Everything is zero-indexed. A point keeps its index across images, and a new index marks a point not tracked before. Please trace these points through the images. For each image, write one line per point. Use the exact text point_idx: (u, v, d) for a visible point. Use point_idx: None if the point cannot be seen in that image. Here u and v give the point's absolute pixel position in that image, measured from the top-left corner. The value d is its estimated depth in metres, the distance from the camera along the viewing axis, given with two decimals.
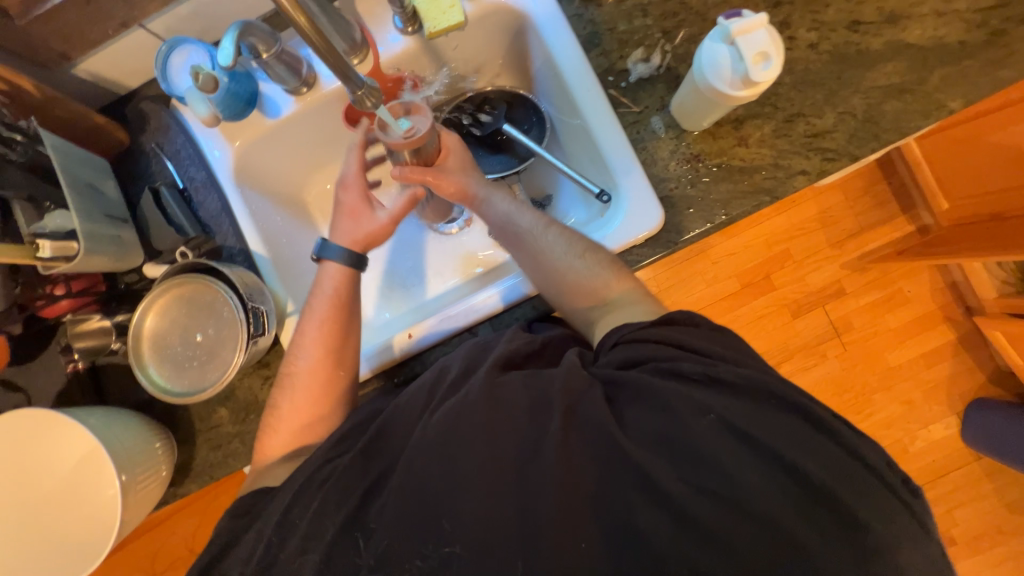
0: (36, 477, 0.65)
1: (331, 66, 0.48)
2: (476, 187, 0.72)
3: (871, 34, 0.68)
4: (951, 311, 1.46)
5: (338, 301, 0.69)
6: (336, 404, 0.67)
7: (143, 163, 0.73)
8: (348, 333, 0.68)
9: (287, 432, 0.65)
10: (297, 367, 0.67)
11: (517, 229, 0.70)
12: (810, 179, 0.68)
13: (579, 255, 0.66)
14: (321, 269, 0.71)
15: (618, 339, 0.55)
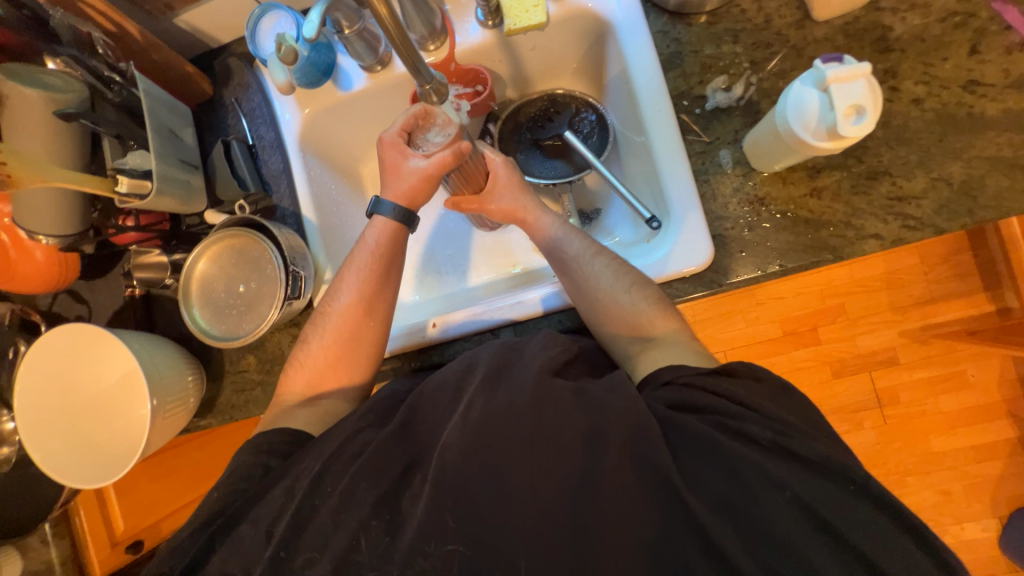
0: (83, 388, 0.71)
1: (402, 57, 0.48)
2: (529, 209, 0.72)
3: (989, 98, 0.61)
4: (1017, 407, 1.32)
5: (380, 255, 0.70)
6: (362, 351, 0.68)
7: (221, 116, 0.78)
8: (385, 286, 0.70)
9: (312, 368, 0.67)
10: (332, 308, 0.69)
11: (563, 252, 0.69)
12: (883, 246, 0.62)
13: (625, 291, 0.64)
14: (371, 222, 0.72)
15: (672, 378, 0.53)
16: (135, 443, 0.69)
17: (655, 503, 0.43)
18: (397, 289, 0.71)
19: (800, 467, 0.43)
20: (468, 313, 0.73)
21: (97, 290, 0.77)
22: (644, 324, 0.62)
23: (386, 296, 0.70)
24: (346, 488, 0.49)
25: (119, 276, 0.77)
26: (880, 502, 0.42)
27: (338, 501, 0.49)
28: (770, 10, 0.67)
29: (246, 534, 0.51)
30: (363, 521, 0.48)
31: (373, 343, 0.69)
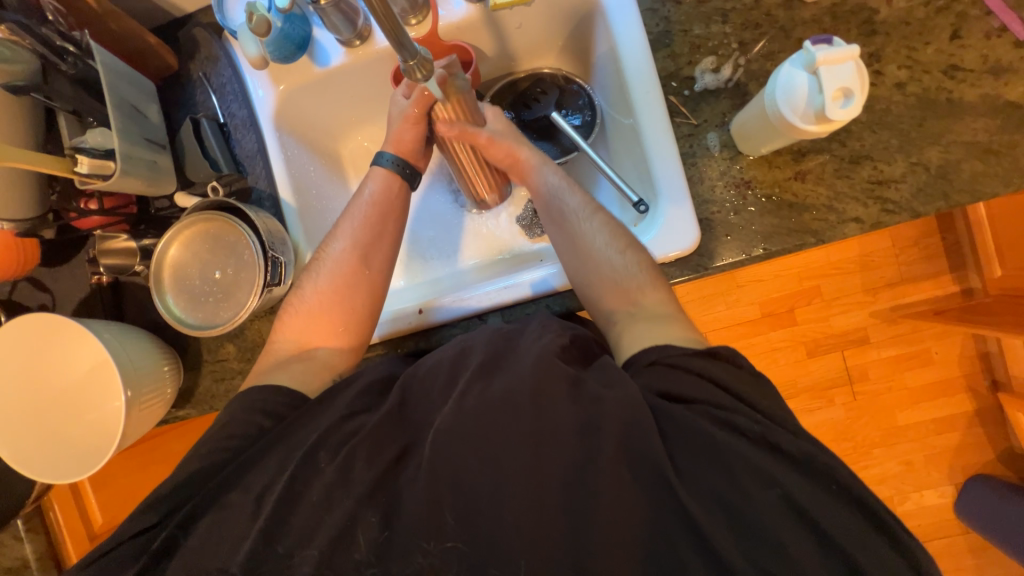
0: (45, 380, 0.68)
1: (386, 34, 0.46)
2: (528, 156, 0.72)
3: (967, 83, 0.62)
4: (976, 382, 1.39)
5: (376, 204, 0.71)
6: (355, 304, 0.68)
7: (188, 91, 0.73)
8: (384, 229, 0.71)
9: (307, 314, 0.67)
10: (328, 255, 0.70)
11: (560, 206, 0.69)
12: (862, 229, 0.64)
13: (620, 250, 0.65)
14: (370, 172, 0.74)
15: (656, 358, 0.54)
16: (111, 435, 0.67)
17: (639, 479, 0.45)
18: (394, 243, 0.72)
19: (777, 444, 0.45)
20: (455, 296, 0.73)
21: (59, 277, 0.73)
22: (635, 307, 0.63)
23: (384, 247, 0.71)
24: (334, 477, 0.49)
25: (83, 263, 0.73)
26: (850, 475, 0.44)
27: (326, 490, 0.48)
28: None
29: (237, 501, 0.50)
30: (350, 509, 0.47)
31: (368, 297, 0.69)
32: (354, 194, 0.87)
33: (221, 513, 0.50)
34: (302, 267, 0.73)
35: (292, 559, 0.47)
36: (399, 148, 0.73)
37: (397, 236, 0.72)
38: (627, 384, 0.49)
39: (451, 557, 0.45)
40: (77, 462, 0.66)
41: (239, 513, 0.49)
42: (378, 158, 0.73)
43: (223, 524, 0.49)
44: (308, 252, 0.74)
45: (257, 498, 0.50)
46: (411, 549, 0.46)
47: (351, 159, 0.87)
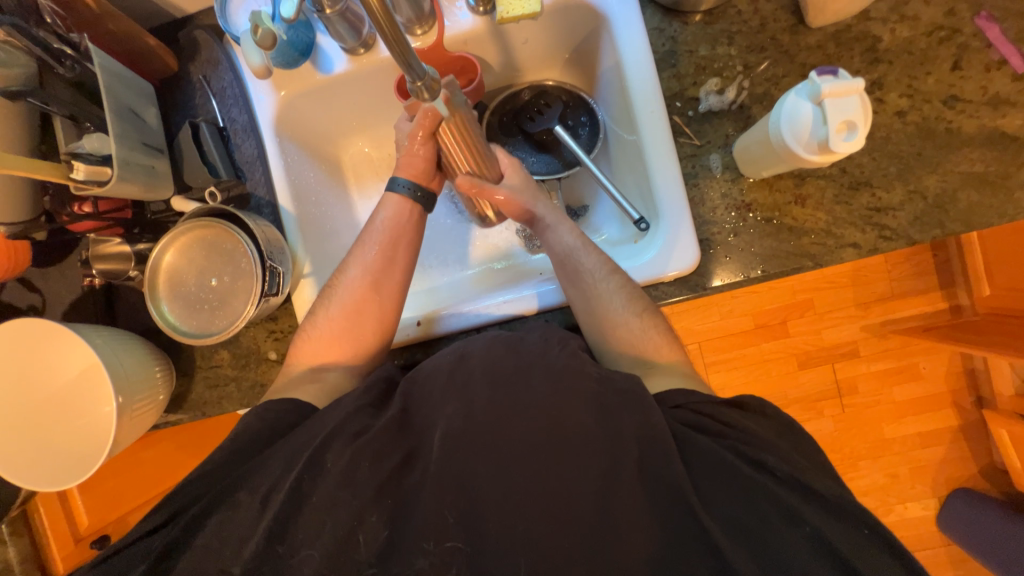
0: (33, 385, 0.66)
1: (395, 54, 0.45)
2: (542, 211, 0.71)
3: (966, 114, 0.63)
4: (961, 398, 1.42)
5: (387, 232, 0.71)
6: (367, 328, 0.68)
7: (187, 94, 0.72)
8: (396, 264, 0.71)
9: (318, 342, 0.67)
10: (340, 282, 0.70)
11: (577, 265, 0.68)
12: (859, 254, 0.64)
13: (636, 312, 0.65)
14: (384, 198, 0.72)
15: (683, 403, 0.54)
16: (102, 441, 0.66)
17: (635, 490, 0.46)
18: (406, 272, 0.71)
19: (767, 464, 0.47)
20: (454, 309, 0.72)
21: (49, 278, 0.72)
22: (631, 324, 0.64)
23: (401, 260, 0.71)
24: (332, 482, 0.49)
25: (75, 264, 0.72)
26: (831, 493, 0.46)
27: (325, 497, 0.49)
28: (766, 13, 0.67)
29: (243, 501, 0.50)
30: (347, 519, 0.48)
31: (379, 322, 0.69)
32: (353, 200, 0.86)
33: (225, 514, 0.50)
34: (300, 276, 0.73)
35: (292, 561, 0.47)
36: (413, 173, 0.70)
37: (411, 256, 0.71)
38: (647, 410, 0.50)
39: (450, 557, 0.46)
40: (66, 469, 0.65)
41: (242, 515, 0.49)
42: (394, 183, 0.71)
43: (229, 522, 0.49)
44: (305, 261, 0.73)
45: (261, 500, 0.50)
46: (411, 553, 0.46)
47: (352, 166, 0.87)
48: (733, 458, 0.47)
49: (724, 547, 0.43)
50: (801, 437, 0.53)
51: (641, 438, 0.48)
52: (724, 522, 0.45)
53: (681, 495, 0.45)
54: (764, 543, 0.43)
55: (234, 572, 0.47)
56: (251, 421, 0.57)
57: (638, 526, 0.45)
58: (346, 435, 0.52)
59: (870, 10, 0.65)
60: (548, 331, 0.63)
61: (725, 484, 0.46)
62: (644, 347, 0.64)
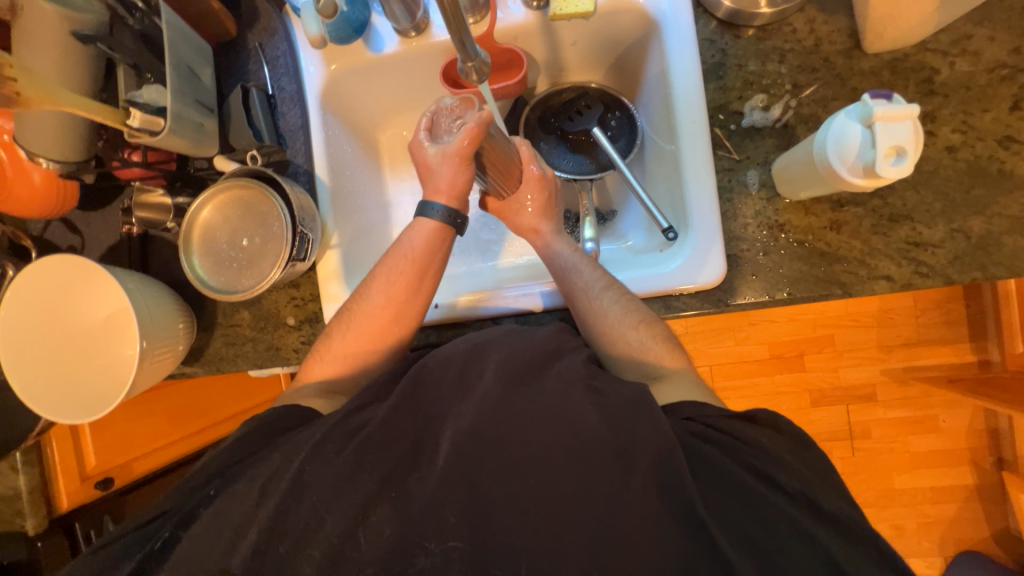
0: (64, 320, 0.69)
1: (450, 32, 0.47)
2: (545, 228, 0.72)
3: (1022, 156, 0.61)
4: (981, 457, 1.36)
5: (414, 261, 0.69)
6: (384, 350, 0.69)
7: (242, 59, 0.74)
8: (418, 293, 0.69)
9: (334, 362, 0.68)
10: (360, 306, 0.69)
11: (574, 282, 0.68)
12: (892, 288, 0.63)
13: (635, 325, 0.64)
14: (415, 223, 0.70)
15: (693, 415, 0.53)
16: (122, 383, 0.69)
17: (636, 494, 0.46)
18: (427, 300, 0.70)
19: (774, 479, 0.47)
20: (472, 296, 0.73)
21: (91, 223, 0.75)
22: (643, 337, 0.64)
23: (428, 284, 0.69)
24: (334, 470, 0.51)
25: (117, 212, 0.75)
26: (838, 516, 0.45)
27: (325, 492, 0.50)
28: (822, 34, 0.66)
29: (242, 491, 0.53)
30: (350, 508, 0.49)
31: (396, 344, 0.70)
32: (384, 180, 0.87)
33: (227, 502, 0.53)
34: (327, 246, 0.74)
35: (292, 539, 0.49)
36: (450, 197, 0.67)
37: (439, 275, 0.70)
38: (655, 416, 0.49)
39: (450, 556, 0.47)
40: (84, 405, 0.67)
41: (243, 500, 0.52)
42: (426, 207, 0.69)
43: (227, 511, 0.52)
44: (334, 232, 0.74)
45: (259, 491, 0.52)
46: (412, 551, 0.47)
47: (388, 146, 0.88)
48: (740, 471, 0.47)
49: (724, 560, 0.43)
50: (811, 457, 0.51)
51: (650, 447, 0.47)
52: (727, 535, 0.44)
53: (684, 501, 0.45)
54: (764, 561, 0.43)
55: (235, 565, 0.48)
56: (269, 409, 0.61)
57: (642, 534, 0.45)
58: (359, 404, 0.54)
59: (930, 41, 0.63)
60: (561, 331, 0.63)
61: (731, 500, 0.46)
62: (655, 355, 0.64)
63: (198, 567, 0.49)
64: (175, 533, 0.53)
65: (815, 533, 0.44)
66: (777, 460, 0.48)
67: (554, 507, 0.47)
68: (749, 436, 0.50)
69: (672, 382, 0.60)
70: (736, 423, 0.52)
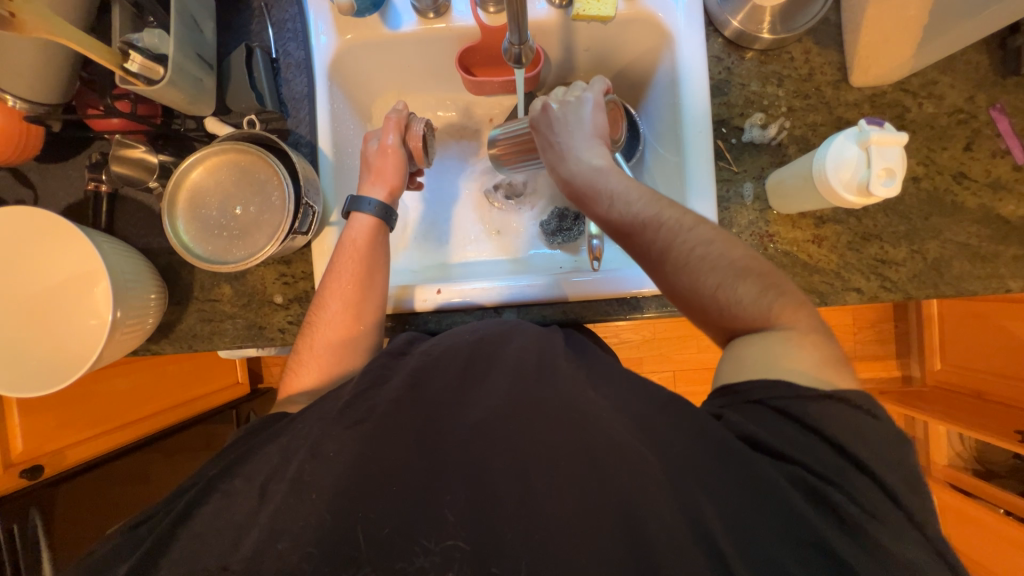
0: (19, 281, 0.62)
1: (511, 10, 0.49)
2: (608, 181, 0.65)
3: (971, 191, 0.70)
4: None
5: (358, 258, 0.67)
6: (353, 357, 0.65)
7: (245, 17, 0.70)
8: (369, 290, 0.67)
9: (305, 377, 0.63)
10: (319, 317, 0.65)
11: (652, 227, 0.59)
12: (861, 299, 0.70)
13: (714, 286, 0.55)
14: (350, 222, 0.69)
15: (761, 398, 0.49)
16: (86, 354, 0.63)
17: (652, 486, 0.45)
18: (382, 294, 0.68)
19: (835, 506, 0.42)
20: (471, 285, 0.72)
21: (50, 176, 0.67)
22: (709, 294, 0.55)
23: (376, 274, 0.67)
24: (339, 474, 0.47)
25: (82, 166, 0.67)
26: (895, 496, 0.43)
27: (325, 490, 0.46)
28: (815, 65, 0.72)
29: (239, 488, 0.49)
30: (348, 508, 0.46)
31: (366, 347, 0.66)
32: None
33: (223, 501, 0.49)
34: (326, 222, 0.71)
35: (282, 526, 0.45)
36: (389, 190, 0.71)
37: (385, 267, 0.68)
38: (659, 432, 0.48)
39: (451, 558, 0.43)
40: (44, 375, 0.60)
41: (237, 502, 0.48)
42: (359, 202, 0.69)
43: (225, 511, 0.48)
44: (334, 210, 0.72)
45: (259, 489, 0.48)
46: (411, 550, 0.43)
47: None
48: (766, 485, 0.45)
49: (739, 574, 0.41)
50: (885, 452, 0.45)
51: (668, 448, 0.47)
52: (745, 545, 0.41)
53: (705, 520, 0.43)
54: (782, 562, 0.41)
55: (234, 565, 0.44)
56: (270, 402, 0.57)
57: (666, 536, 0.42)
58: (374, 403, 0.52)
59: (904, 82, 0.71)
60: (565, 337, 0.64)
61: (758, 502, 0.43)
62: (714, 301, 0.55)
63: (185, 564, 0.45)
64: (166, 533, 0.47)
65: (861, 524, 0.41)
66: (845, 471, 0.44)
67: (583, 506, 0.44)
68: (810, 415, 0.46)
69: (753, 339, 0.53)
70: (807, 404, 0.46)
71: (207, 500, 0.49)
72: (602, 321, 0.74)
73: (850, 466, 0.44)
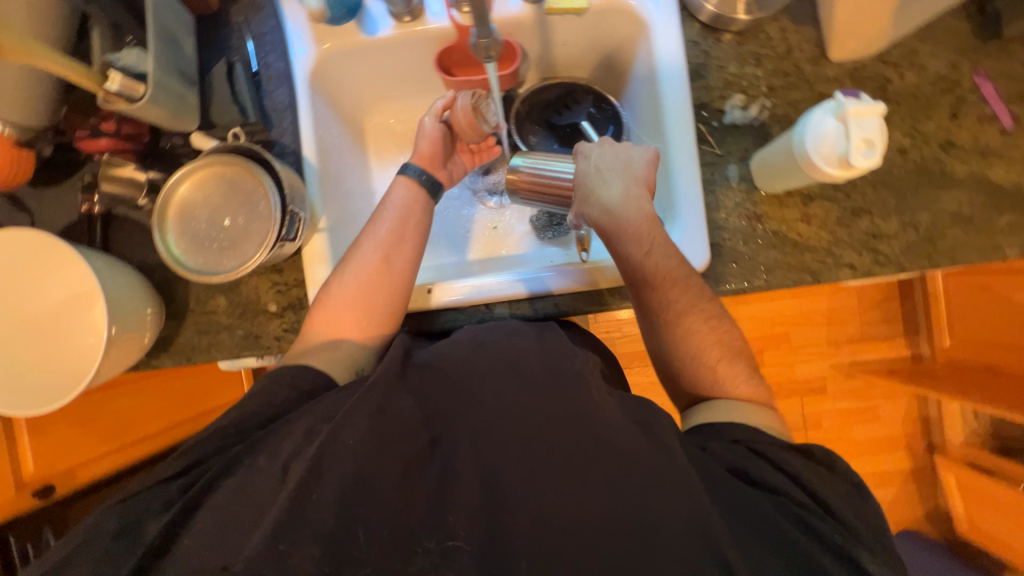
0: (21, 302, 0.64)
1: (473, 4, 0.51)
2: (652, 237, 0.64)
3: (959, 159, 0.69)
4: (915, 442, 1.49)
5: (399, 213, 0.72)
6: (377, 303, 0.66)
7: (224, 33, 0.71)
8: (405, 243, 0.70)
9: (330, 315, 0.65)
10: (351, 259, 0.68)
11: (677, 297, 0.63)
12: (854, 275, 0.69)
13: (714, 359, 0.62)
14: (393, 183, 0.75)
15: (742, 439, 0.54)
16: (85, 371, 0.64)
17: None
18: (418, 250, 0.71)
19: (816, 531, 0.45)
20: (459, 283, 0.72)
21: (44, 201, 0.68)
22: (707, 362, 0.62)
23: (406, 252, 0.69)
24: (360, 460, 0.46)
25: (76, 190, 0.68)
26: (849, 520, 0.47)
27: None
28: (793, 42, 0.72)
29: None
30: None
31: (389, 300, 0.67)
32: (371, 170, 0.87)
33: (246, 476, 0.47)
34: (314, 229, 0.72)
35: None
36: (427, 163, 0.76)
37: (416, 246, 0.70)
38: (648, 436, 0.50)
39: (451, 556, 0.43)
40: (49, 392, 0.62)
41: None
42: (405, 170, 0.75)
43: (248, 488, 0.46)
44: (322, 216, 0.72)
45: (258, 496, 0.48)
46: (411, 550, 0.43)
47: (375, 134, 0.88)
48: None
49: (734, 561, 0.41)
50: (849, 493, 0.50)
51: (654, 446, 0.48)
52: (738, 549, 0.43)
53: None
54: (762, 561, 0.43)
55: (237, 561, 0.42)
56: (272, 392, 0.56)
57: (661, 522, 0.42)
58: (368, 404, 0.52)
59: (884, 54, 0.71)
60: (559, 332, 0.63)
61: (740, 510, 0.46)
62: (698, 361, 0.63)
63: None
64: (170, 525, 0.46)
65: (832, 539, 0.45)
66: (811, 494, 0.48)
67: (579, 498, 0.45)
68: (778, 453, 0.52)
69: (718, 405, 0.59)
70: (780, 450, 0.52)
71: (221, 486, 0.48)
72: (594, 311, 0.74)
73: (812, 483, 0.49)
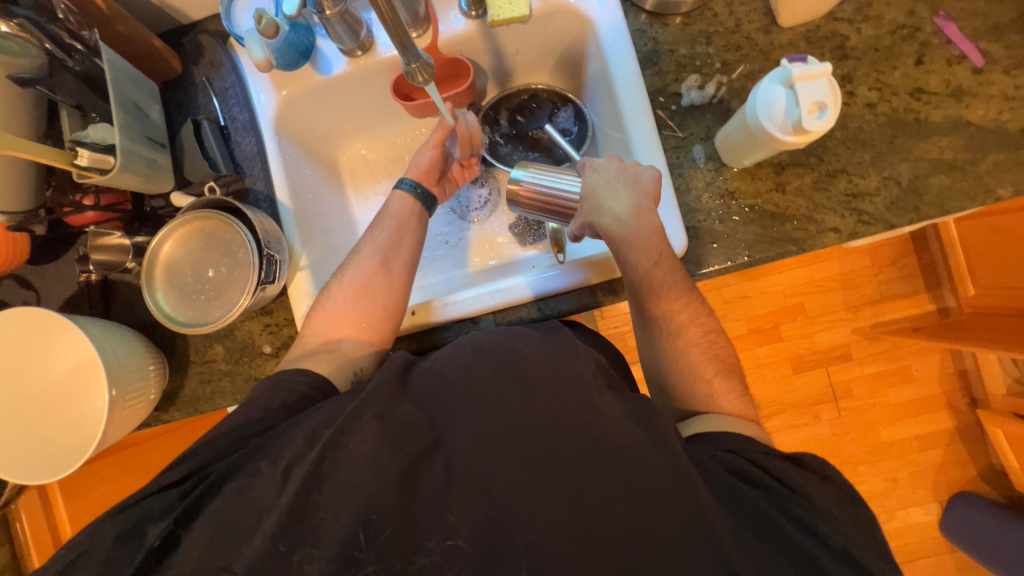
0: (30, 374, 0.67)
1: (392, 34, 0.50)
2: (656, 252, 0.63)
3: (933, 105, 0.67)
4: (955, 399, 1.42)
5: (397, 218, 0.74)
6: (375, 302, 0.68)
7: (191, 94, 0.75)
8: (403, 247, 0.72)
9: (330, 310, 0.67)
10: (355, 258, 0.72)
11: (670, 312, 0.64)
12: (840, 239, 0.67)
13: (710, 376, 0.62)
14: (393, 193, 0.77)
15: (736, 448, 0.52)
16: (93, 434, 0.67)
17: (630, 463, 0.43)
18: (415, 252, 0.73)
19: (812, 540, 0.44)
20: (443, 300, 0.73)
21: (46, 275, 0.72)
22: (701, 373, 0.62)
23: (404, 255, 0.72)
24: (357, 467, 0.46)
25: (73, 261, 0.72)
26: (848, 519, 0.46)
27: None
28: (741, 15, 0.71)
29: None
30: None
31: (387, 300, 0.69)
32: (349, 202, 0.89)
33: (247, 480, 0.48)
34: (296, 268, 0.73)
35: None
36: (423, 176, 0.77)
37: (415, 251, 0.73)
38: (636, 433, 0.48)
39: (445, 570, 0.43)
40: (62, 458, 0.65)
41: None
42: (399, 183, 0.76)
43: (248, 490, 0.47)
44: (302, 254, 0.74)
45: None
46: (411, 549, 0.43)
47: (349, 167, 0.91)
48: None
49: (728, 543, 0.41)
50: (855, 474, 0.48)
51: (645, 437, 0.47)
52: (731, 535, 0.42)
53: None
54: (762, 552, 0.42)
55: (237, 569, 0.43)
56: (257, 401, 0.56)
57: None
58: None
59: (836, 12, 0.70)
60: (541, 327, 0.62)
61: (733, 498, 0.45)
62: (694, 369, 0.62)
63: None
64: (170, 536, 0.46)
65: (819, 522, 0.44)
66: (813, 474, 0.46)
67: (569, 495, 0.44)
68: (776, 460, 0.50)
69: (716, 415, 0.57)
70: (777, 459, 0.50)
71: (222, 489, 0.48)
72: (588, 310, 0.73)
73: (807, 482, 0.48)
